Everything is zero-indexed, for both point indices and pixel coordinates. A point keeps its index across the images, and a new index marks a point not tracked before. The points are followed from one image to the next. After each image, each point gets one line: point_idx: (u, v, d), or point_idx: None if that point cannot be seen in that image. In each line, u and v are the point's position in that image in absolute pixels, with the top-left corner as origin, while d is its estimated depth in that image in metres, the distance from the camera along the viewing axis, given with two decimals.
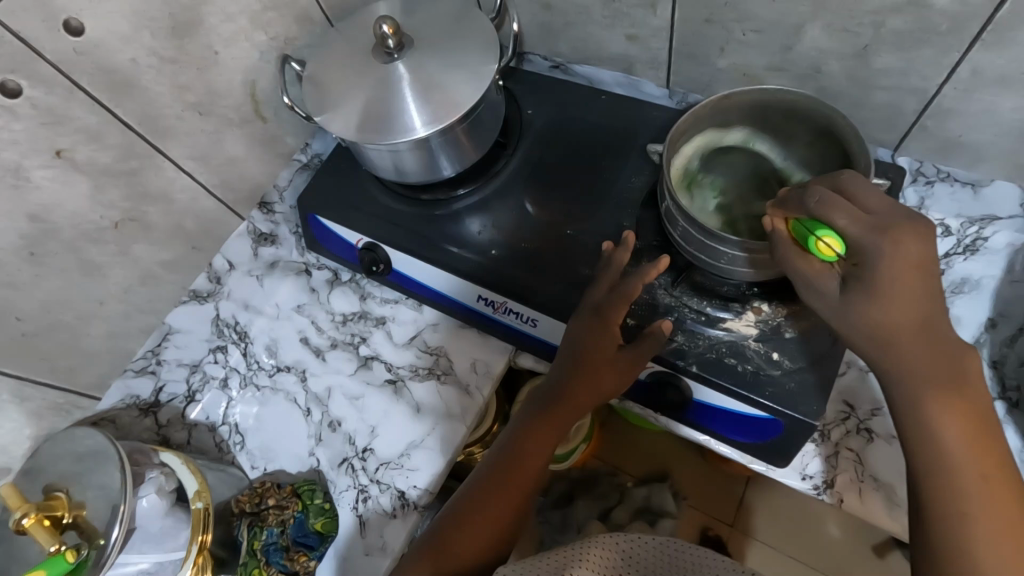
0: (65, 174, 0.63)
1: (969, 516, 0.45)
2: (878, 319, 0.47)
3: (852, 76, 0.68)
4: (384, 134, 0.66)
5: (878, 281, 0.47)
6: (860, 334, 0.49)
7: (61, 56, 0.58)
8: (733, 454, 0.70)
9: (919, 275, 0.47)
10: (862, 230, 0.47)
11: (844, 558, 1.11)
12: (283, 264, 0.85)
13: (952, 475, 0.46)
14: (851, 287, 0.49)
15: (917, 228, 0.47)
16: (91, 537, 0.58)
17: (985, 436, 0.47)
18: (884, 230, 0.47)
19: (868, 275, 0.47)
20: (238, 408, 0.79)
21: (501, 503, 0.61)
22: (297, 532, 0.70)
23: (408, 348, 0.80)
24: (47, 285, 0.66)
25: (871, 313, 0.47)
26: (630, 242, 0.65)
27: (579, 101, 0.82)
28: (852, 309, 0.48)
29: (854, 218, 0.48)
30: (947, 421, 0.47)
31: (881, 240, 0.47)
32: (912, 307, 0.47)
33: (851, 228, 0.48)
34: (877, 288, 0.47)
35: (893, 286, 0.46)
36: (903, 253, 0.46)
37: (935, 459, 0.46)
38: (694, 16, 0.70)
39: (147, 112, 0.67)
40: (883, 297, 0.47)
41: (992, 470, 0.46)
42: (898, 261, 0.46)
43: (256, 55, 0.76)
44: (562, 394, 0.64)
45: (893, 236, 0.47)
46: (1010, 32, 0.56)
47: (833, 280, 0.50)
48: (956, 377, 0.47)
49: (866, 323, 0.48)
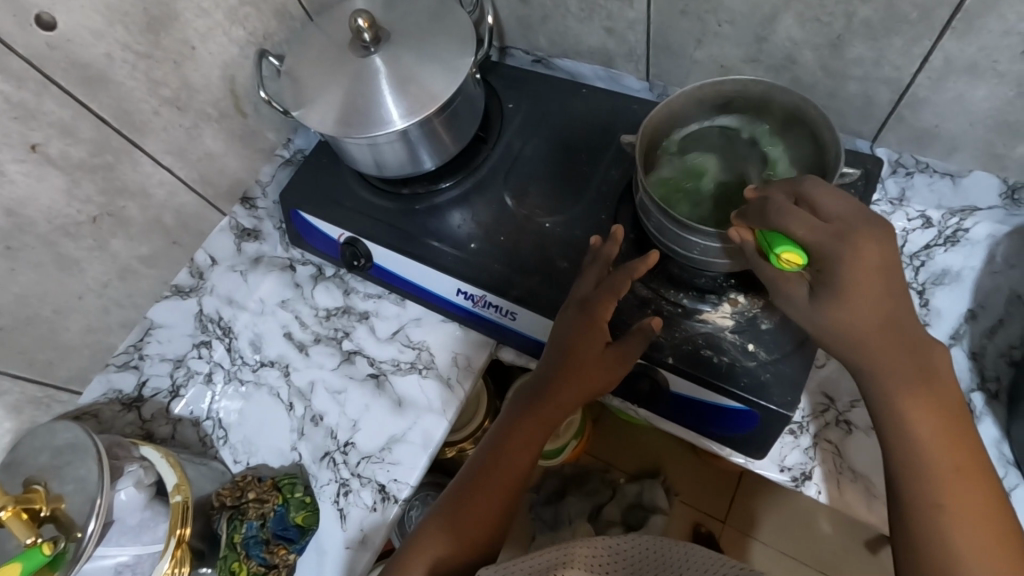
0: (39, 168, 0.64)
1: (946, 508, 0.46)
2: (849, 321, 0.48)
3: (826, 67, 0.67)
4: (361, 127, 0.66)
5: (848, 289, 0.47)
6: (836, 338, 0.49)
7: (34, 50, 0.59)
8: (711, 446, 0.70)
9: (882, 276, 0.47)
10: (823, 237, 0.47)
11: (837, 554, 1.10)
12: (266, 260, 0.86)
13: (928, 467, 0.47)
14: (821, 292, 0.49)
15: (878, 228, 0.47)
16: (69, 529, 0.58)
17: (954, 427, 0.48)
18: (844, 236, 0.47)
19: (837, 283, 0.47)
20: (221, 403, 0.79)
21: (491, 503, 0.61)
22: (278, 525, 0.70)
23: (392, 342, 0.80)
24: (23, 279, 0.66)
25: (844, 316, 0.48)
26: (619, 236, 0.64)
27: (559, 95, 0.82)
28: (828, 314, 0.49)
29: (811, 228, 0.48)
30: (919, 414, 0.48)
31: (846, 244, 0.47)
32: (876, 307, 0.47)
33: (808, 238, 0.48)
34: (845, 293, 0.47)
35: (860, 287, 0.47)
36: (864, 257, 0.47)
37: (911, 453, 0.48)
38: (668, 8, 0.70)
39: (121, 107, 0.68)
40: (852, 300, 0.47)
41: (960, 457, 0.47)
42: (862, 263, 0.47)
43: (235, 50, 0.76)
44: (547, 392, 0.63)
45: (856, 241, 0.47)
46: (978, 20, 0.56)
47: (802, 285, 0.50)
48: (924, 370, 0.48)
49: (838, 327, 0.48)
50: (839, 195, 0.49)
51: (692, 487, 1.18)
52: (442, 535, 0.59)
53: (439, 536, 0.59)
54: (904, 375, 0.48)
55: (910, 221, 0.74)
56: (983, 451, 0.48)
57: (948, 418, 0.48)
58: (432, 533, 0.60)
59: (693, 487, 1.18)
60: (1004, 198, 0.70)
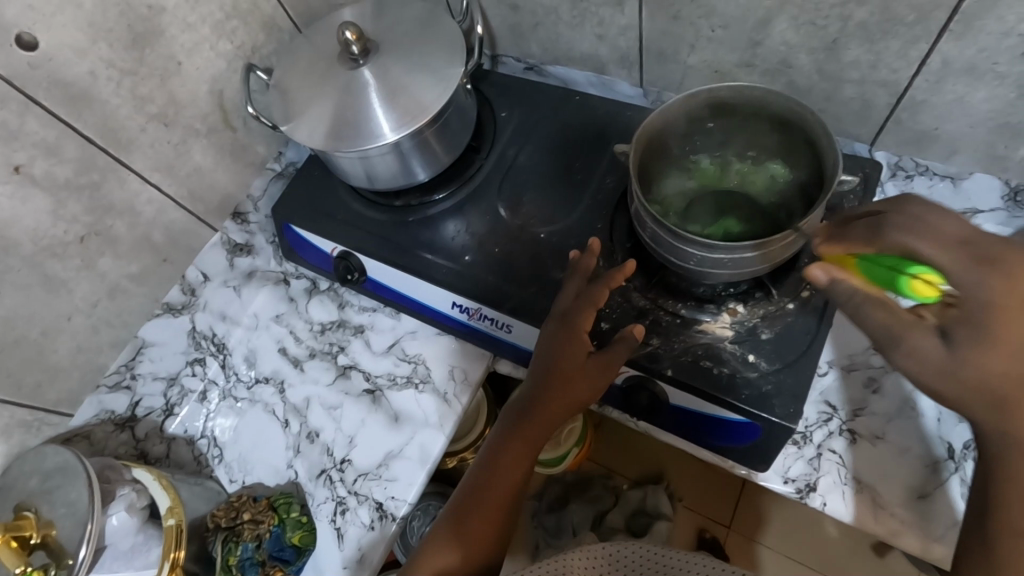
0: (23, 190, 0.63)
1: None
2: (995, 371, 0.40)
3: (821, 70, 0.66)
4: (352, 142, 0.65)
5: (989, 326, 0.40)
6: (963, 383, 0.41)
7: (15, 70, 0.58)
8: (713, 458, 0.69)
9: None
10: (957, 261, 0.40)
11: (843, 558, 1.09)
12: (260, 274, 0.85)
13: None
14: (960, 336, 0.41)
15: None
16: (59, 557, 0.57)
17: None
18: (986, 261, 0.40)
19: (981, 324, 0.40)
20: (216, 421, 0.78)
21: (497, 512, 0.60)
22: (274, 545, 0.69)
23: (387, 356, 0.79)
24: (9, 300, 0.65)
25: (990, 360, 0.40)
26: (596, 248, 0.65)
27: (552, 102, 0.81)
28: (963, 356, 0.41)
29: (942, 245, 0.40)
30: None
31: (988, 273, 0.39)
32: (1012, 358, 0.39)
33: (940, 258, 0.40)
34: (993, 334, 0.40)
35: (1010, 328, 0.39)
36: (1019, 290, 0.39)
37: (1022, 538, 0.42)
38: (662, 14, 0.69)
39: (106, 124, 0.67)
40: (1001, 341, 0.39)
41: None
42: (1014, 291, 0.39)
43: (222, 64, 0.76)
44: (534, 406, 0.62)
45: (1004, 267, 0.39)
46: (978, 21, 0.55)
47: (931, 336, 0.42)
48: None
49: (976, 376, 0.41)
50: (956, 215, 0.42)
51: (694, 491, 1.17)
52: (457, 542, 0.58)
53: (447, 548, 0.58)
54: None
55: None
56: None
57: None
58: (443, 536, 0.59)
59: (695, 492, 1.17)
60: (1006, 200, 0.69)
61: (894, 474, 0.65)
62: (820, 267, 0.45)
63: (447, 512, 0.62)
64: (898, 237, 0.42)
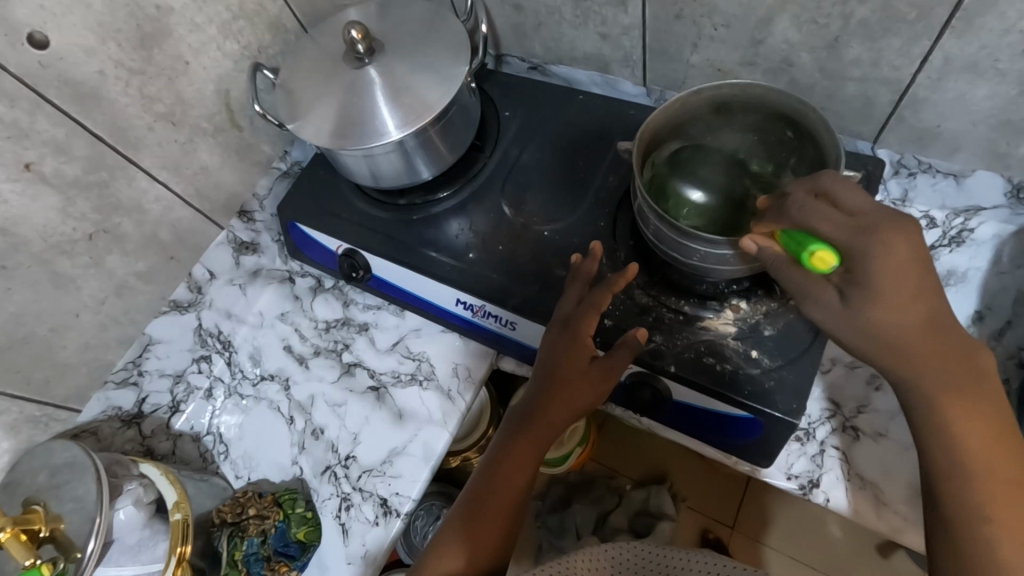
0: (32, 187, 0.63)
1: (998, 524, 0.44)
2: (886, 326, 0.47)
3: (824, 68, 0.67)
4: (357, 139, 0.66)
5: (870, 280, 0.46)
6: (870, 342, 0.47)
7: (26, 69, 0.59)
8: (716, 455, 0.69)
9: (918, 272, 0.46)
10: (843, 228, 0.47)
11: (846, 558, 1.09)
12: (265, 272, 0.85)
13: (970, 480, 0.46)
14: (852, 292, 0.47)
15: (903, 222, 0.46)
16: (68, 550, 0.57)
17: (1000, 430, 0.46)
18: (867, 229, 0.47)
19: (863, 279, 0.47)
20: (222, 418, 0.79)
21: (501, 520, 0.60)
22: (278, 541, 0.69)
23: (391, 353, 0.79)
24: (19, 297, 0.65)
25: (878, 317, 0.47)
26: (597, 253, 0.65)
27: (554, 101, 0.82)
28: (857, 313, 0.47)
29: (836, 220, 0.48)
30: (966, 421, 0.46)
31: (871, 238, 0.46)
32: (904, 307, 0.46)
33: (829, 231, 0.48)
34: (873, 286, 0.46)
35: (892, 285, 0.46)
36: (893, 250, 0.46)
37: (945, 468, 0.47)
38: (664, 13, 0.69)
39: (115, 123, 0.68)
40: (886, 300, 0.46)
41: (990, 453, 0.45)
42: (892, 250, 0.46)
43: (229, 63, 0.76)
44: (535, 412, 0.63)
45: (882, 234, 0.46)
46: (979, 19, 0.56)
47: (831, 292, 0.49)
48: (971, 373, 0.47)
49: (869, 330, 0.47)
50: (860, 190, 0.49)
51: (697, 491, 1.17)
52: (465, 546, 0.59)
53: (457, 549, 0.59)
54: (947, 381, 0.46)
55: None
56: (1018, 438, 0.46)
57: (993, 423, 0.46)
58: (453, 540, 0.59)
59: (698, 492, 1.17)
60: (1010, 197, 0.69)
61: (897, 471, 0.65)
62: (752, 238, 0.52)
63: (454, 515, 0.62)
64: (799, 216, 0.49)
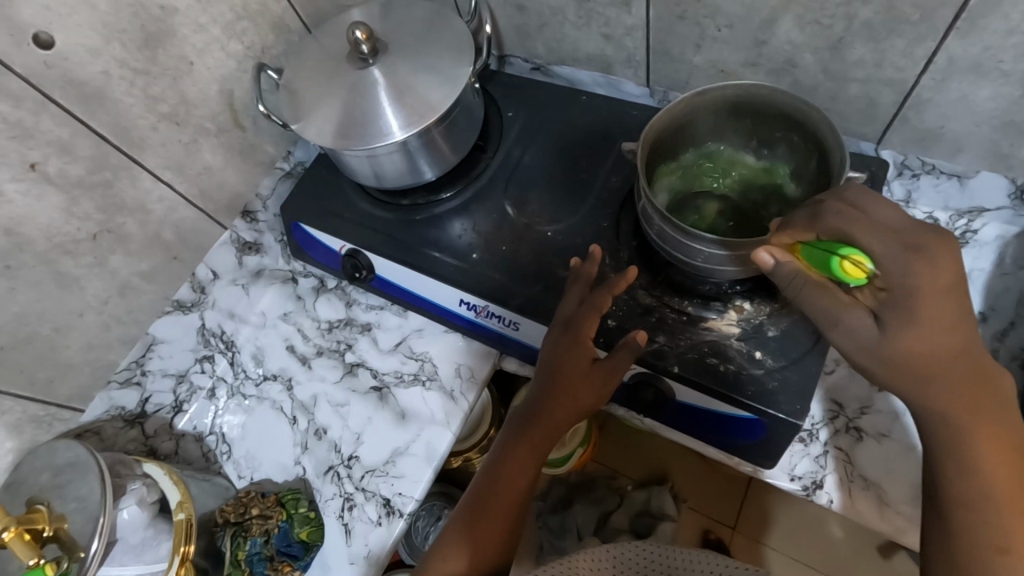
0: (37, 187, 0.63)
1: (1015, 556, 0.45)
2: (915, 350, 0.46)
3: (827, 69, 0.67)
4: (361, 139, 0.66)
5: (912, 304, 0.45)
6: (897, 364, 0.47)
7: (31, 69, 0.60)
8: (719, 455, 0.69)
9: (957, 299, 0.45)
10: (889, 247, 0.45)
11: (848, 559, 1.09)
12: (268, 272, 0.85)
13: (985, 506, 0.46)
14: (886, 315, 0.47)
15: (949, 247, 0.45)
16: (72, 549, 0.57)
17: (1017, 459, 0.47)
18: (912, 252, 0.45)
19: (904, 302, 0.45)
20: (225, 418, 0.79)
21: (501, 523, 0.60)
22: (281, 541, 0.70)
23: (394, 353, 0.79)
24: (23, 297, 0.65)
25: (912, 341, 0.46)
26: (597, 256, 0.65)
27: (557, 102, 0.82)
28: (892, 336, 0.47)
29: (882, 239, 0.45)
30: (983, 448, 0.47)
31: (918, 262, 0.44)
32: (940, 332, 0.46)
33: (875, 245, 0.45)
34: (915, 311, 0.45)
35: (930, 310, 0.45)
36: (940, 276, 0.44)
37: (962, 493, 0.47)
38: (667, 13, 0.69)
39: (119, 123, 0.68)
40: (920, 323, 0.46)
41: (1006, 480, 0.46)
42: (942, 277, 0.44)
43: (232, 64, 0.77)
44: (537, 414, 0.63)
45: (931, 258, 0.44)
46: (982, 20, 0.56)
47: (864, 314, 0.48)
48: (989, 400, 0.47)
49: (898, 351, 0.47)
50: (894, 207, 0.47)
51: (698, 492, 1.17)
52: (466, 548, 0.59)
53: (458, 550, 0.59)
54: (966, 404, 0.47)
55: None
56: None
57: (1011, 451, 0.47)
58: (454, 542, 0.60)
59: (700, 492, 1.17)
60: (1011, 198, 0.69)
61: (900, 471, 0.65)
62: (768, 251, 0.52)
63: (456, 516, 0.62)
64: (841, 227, 0.47)
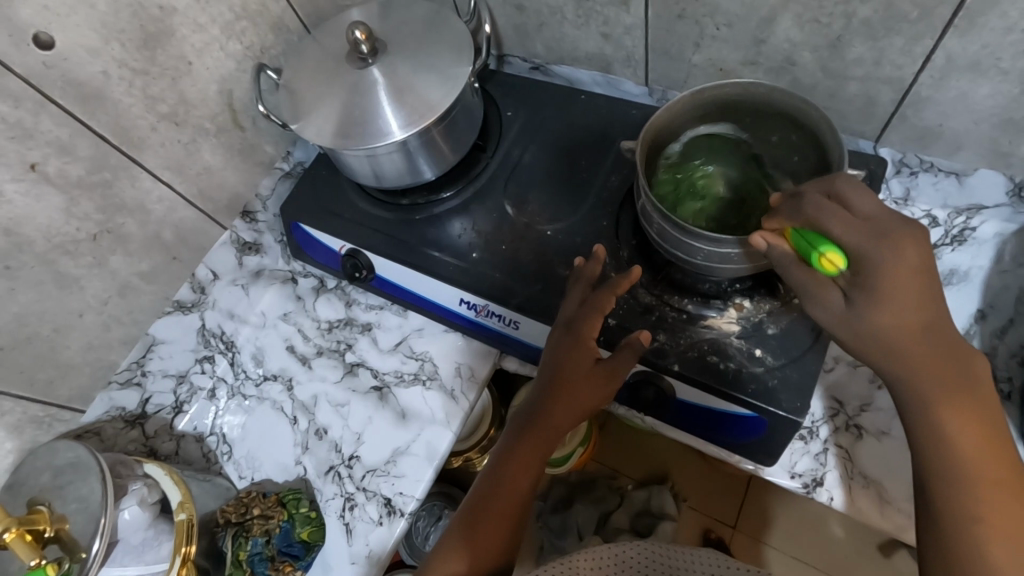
0: (37, 187, 0.63)
1: (990, 531, 0.44)
2: (887, 329, 0.47)
3: (826, 67, 0.67)
4: (361, 139, 0.66)
5: (878, 282, 0.46)
6: (870, 342, 0.48)
7: (30, 69, 0.59)
8: (720, 453, 0.69)
9: (921, 278, 0.46)
10: (856, 231, 0.47)
11: (849, 559, 1.09)
12: (268, 272, 0.85)
13: (966, 487, 0.46)
14: (856, 295, 0.48)
15: (914, 231, 0.47)
16: (73, 550, 0.57)
17: (990, 435, 0.47)
18: (883, 237, 0.47)
19: (870, 280, 0.47)
20: (225, 418, 0.79)
21: (503, 526, 0.60)
22: (283, 541, 0.70)
23: (394, 353, 0.79)
24: (23, 298, 0.65)
25: (882, 316, 0.47)
26: (601, 255, 0.65)
27: (556, 101, 0.82)
28: (860, 313, 0.47)
29: (849, 225, 0.47)
30: (956, 423, 0.47)
31: (882, 243, 0.46)
32: (907, 309, 0.46)
33: (846, 237, 0.47)
34: (880, 288, 0.46)
35: (896, 289, 0.46)
36: (903, 255, 0.46)
37: (935, 467, 0.47)
38: (666, 12, 0.70)
39: (118, 124, 0.68)
40: (890, 301, 0.46)
41: (983, 458, 0.46)
42: (903, 257, 0.46)
43: (232, 64, 0.77)
44: (538, 416, 0.63)
45: (894, 240, 0.46)
46: (981, 18, 0.56)
47: (836, 294, 0.49)
48: (965, 380, 0.47)
49: (869, 329, 0.47)
50: (871, 196, 0.49)
51: (699, 491, 1.17)
52: (467, 553, 0.59)
53: (457, 554, 0.59)
54: (941, 385, 0.47)
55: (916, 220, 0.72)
56: (1010, 447, 0.47)
57: (985, 427, 0.47)
58: (454, 547, 0.59)
59: (700, 492, 1.17)
60: (1011, 195, 0.69)
61: (900, 469, 0.65)
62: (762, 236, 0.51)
63: (456, 519, 0.62)
64: (814, 216, 0.49)
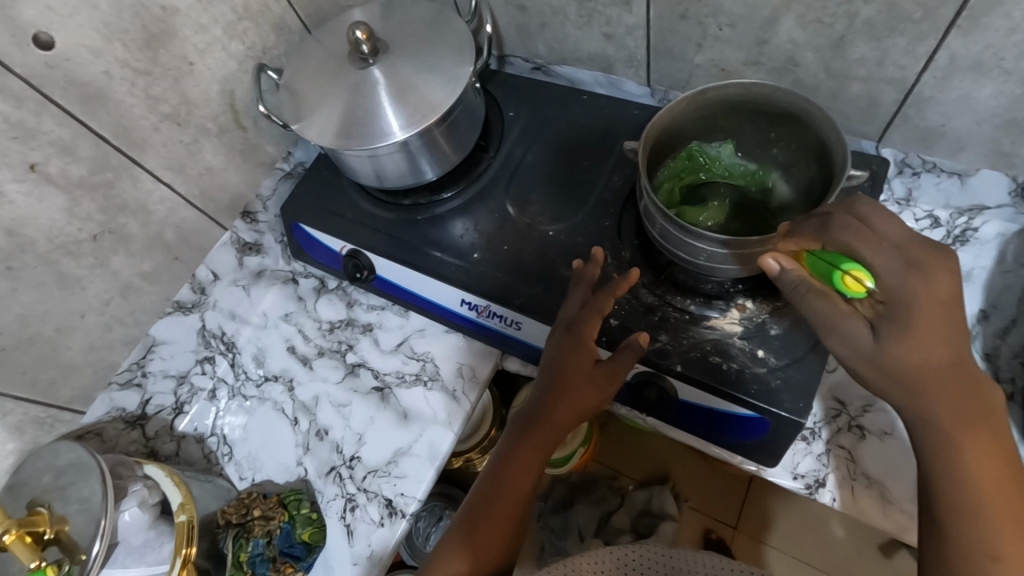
0: (39, 188, 0.63)
1: (1002, 562, 0.44)
2: (910, 359, 0.47)
3: (828, 68, 0.67)
4: (363, 140, 0.66)
5: (907, 313, 0.46)
6: (890, 370, 0.48)
7: (32, 69, 0.59)
8: (722, 454, 0.69)
9: (950, 311, 0.46)
10: (887, 261, 0.47)
11: (850, 559, 1.09)
12: (269, 272, 0.85)
13: (978, 516, 0.46)
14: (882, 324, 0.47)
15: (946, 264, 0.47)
16: (73, 551, 0.57)
17: (1006, 469, 0.47)
18: (913, 267, 0.46)
19: (899, 310, 0.46)
20: (226, 419, 0.79)
21: (504, 528, 0.60)
22: (284, 542, 0.69)
23: (396, 354, 0.79)
24: (25, 298, 0.65)
25: (906, 345, 0.47)
26: (600, 258, 0.66)
27: (558, 102, 0.82)
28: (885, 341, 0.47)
29: (880, 251, 0.47)
30: (971, 451, 0.47)
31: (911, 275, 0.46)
32: (933, 341, 0.46)
33: (877, 262, 0.47)
34: (909, 319, 0.46)
35: (924, 320, 0.46)
36: (935, 287, 0.46)
37: (949, 494, 0.47)
38: (669, 13, 0.70)
39: (120, 124, 0.68)
40: (916, 332, 0.46)
41: (997, 489, 0.46)
42: (933, 289, 0.46)
43: (233, 64, 0.76)
44: (540, 417, 0.63)
45: (925, 271, 0.46)
46: (984, 18, 0.56)
47: (861, 323, 0.49)
48: (980, 413, 0.47)
49: (889, 357, 0.47)
50: (898, 223, 0.49)
51: (699, 492, 1.17)
52: (467, 557, 0.58)
53: (458, 556, 0.58)
54: (957, 415, 0.47)
55: (917, 221, 0.73)
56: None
57: (1000, 457, 0.47)
58: (454, 550, 0.59)
59: (701, 492, 1.17)
60: (1013, 195, 0.69)
61: (903, 469, 0.65)
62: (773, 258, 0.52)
63: (456, 520, 0.62)
64: (845, 238, 0.48)
